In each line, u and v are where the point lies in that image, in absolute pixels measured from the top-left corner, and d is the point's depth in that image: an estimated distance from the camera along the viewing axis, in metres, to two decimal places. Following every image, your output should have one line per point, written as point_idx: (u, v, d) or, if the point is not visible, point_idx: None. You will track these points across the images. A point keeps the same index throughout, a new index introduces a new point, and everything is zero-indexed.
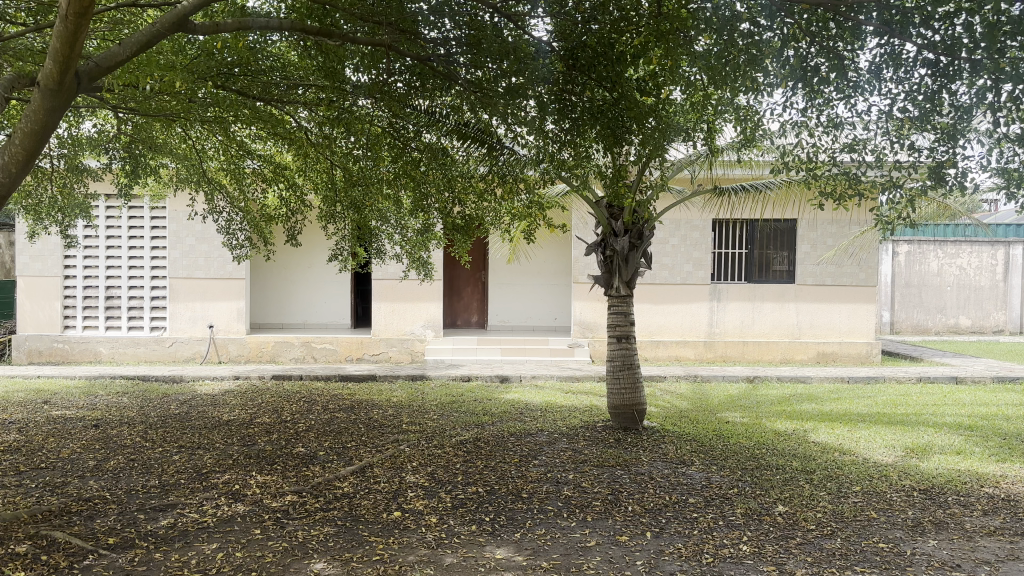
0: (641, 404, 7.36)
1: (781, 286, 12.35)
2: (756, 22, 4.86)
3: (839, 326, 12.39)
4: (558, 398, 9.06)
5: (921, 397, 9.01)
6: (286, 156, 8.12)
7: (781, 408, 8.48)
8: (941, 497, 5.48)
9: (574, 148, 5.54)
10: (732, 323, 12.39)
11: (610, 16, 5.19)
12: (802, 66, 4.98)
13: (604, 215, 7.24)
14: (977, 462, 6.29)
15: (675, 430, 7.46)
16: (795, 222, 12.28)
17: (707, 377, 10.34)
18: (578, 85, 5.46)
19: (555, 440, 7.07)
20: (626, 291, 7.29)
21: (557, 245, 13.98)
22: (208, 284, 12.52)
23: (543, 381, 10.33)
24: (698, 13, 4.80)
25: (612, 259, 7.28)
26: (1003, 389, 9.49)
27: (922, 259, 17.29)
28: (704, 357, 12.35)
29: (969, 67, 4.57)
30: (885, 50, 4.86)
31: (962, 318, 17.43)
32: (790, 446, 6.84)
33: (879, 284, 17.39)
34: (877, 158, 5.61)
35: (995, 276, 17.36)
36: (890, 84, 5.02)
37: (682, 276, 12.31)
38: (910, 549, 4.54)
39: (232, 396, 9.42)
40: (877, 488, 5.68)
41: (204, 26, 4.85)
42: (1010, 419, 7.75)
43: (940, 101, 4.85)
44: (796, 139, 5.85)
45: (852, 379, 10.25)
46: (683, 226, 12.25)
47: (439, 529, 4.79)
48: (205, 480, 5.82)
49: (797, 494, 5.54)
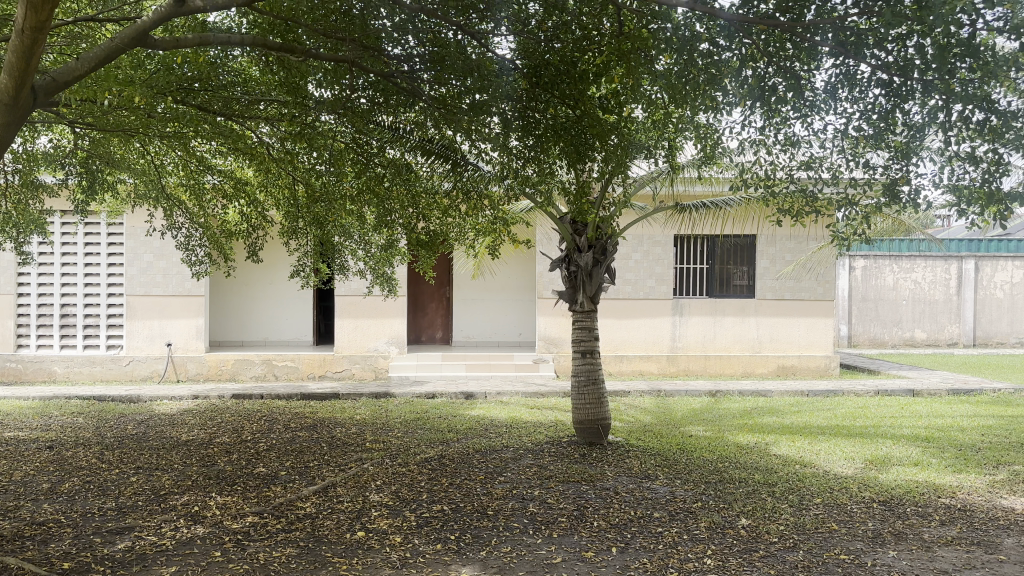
0: (605, 418, 7.36)
1: (741, 300, 12.52)
2: (716, 43, 4.98)
3: (798, 341, 12.58)
4: (523, 414, 9.04)
5: (878, 409, 9.17)
6: (248, 172, 8.01)
7: (743, 421, 8.56)
8: (899, 508, 5.58)
9: (538, 164, 5.57)
10: (694, 338, 12.51)
11: (572, 36, 5.32)
12: (761, 86, 5.07)
13: (569, 231, 7.29)
14: (934, 473, 6.42)
15: (639, 444, 7.49)
16: (753, 237, 12.48)
17: (670, 392, 10.40)
18: (541, 103, 5.45)
19: (520, 456, 7.05)
20: (590, 306, 7.33)
21: (521, 261, 14.03)
22: (167, 301, 12.31)
23: (508, 397, 10.31)
24: (658, 33, 4.90)
25: (576, 274, 7.31)
26: (957, 401, 9.70)
27: (877, 274, 17.69)
28: (667, 372, 12.45)
29: (921, 88, 4.71)
30: (840, 70, 4.95)
31: (918, 331, 17.78)
32: (753, 459, 6.90)
33: (837, 298, 17.73)
34: (833, 175, 5.71)
35: (949, 289, 17.81)
36: (845, 103, 5.14)
37: (644, 291, 12.42)
38: (870, 560, 4.60)
39: (192, 415, 9.24)
40: (838, 500, 5.76)
41: (165, 41, 4.79)
42: (965, 431, 7.92)
43: (893, 120, 4.97)
44: (755, 157, 5.98)
45: (811, 392, 10.39)
46: (645, 241, 12.37)
47: (404, 549, 4.74)
48: (164, 502, 5.68)
49: (759, 506, 5.60)
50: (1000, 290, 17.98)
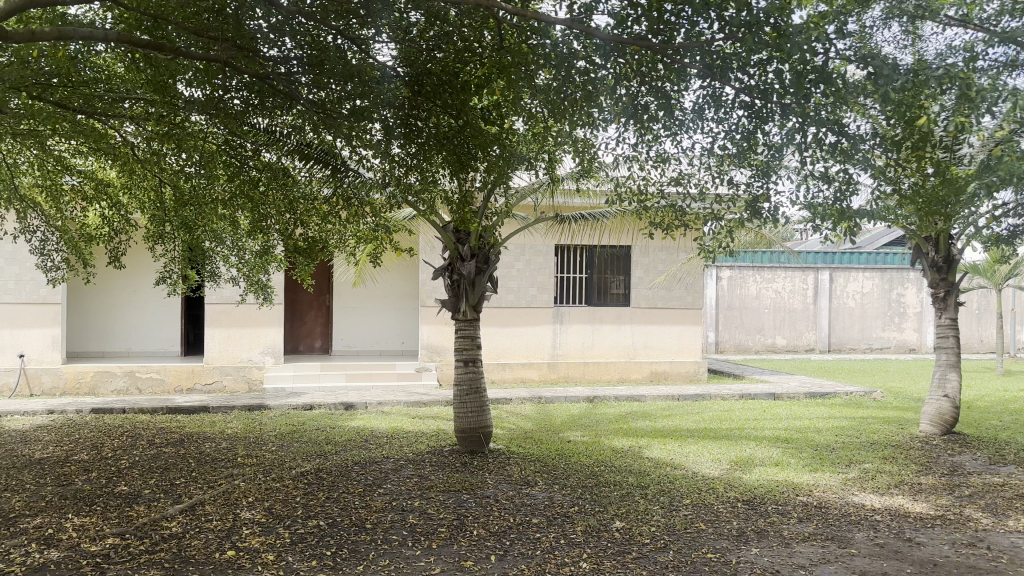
0: (486, 426, 7.39)
1: (618, 309, 12.91)
2: (592, 61, 5.12)
3: (671, 347, 13.11)
4: (403, 424, 8.96)
5: (743, 412, 9.68)
6: (110, 173, 7.55)
7: (619, 426, 8.83)
8: (761, 507, 5.90)
9: (421, 173, 5.54)
10: (574, 345, 12.80)
11: (454, 46, 5.33)
12: (633, 103, 5.28)
13: (451, 239, 7.29)
14: (792, 472, 6.83)
15: (519, 451, 7.57)
16: (629, 248, 12.91)
17: (550, 399, 10.58)
18: (423, 111, 5.41)
19: (400, 467, 6.98)
20: (472, 315, 7.35)
21: (403, 268, 13.91)
22: (18, 310, 11.41)
23: (389, 407, 10.18)
24: (537, 48, 5.10)
25: (458, 283, 7.32)
26: (814, 403, 10.38)
27: (742, 284, 18.68)
28: (548, 379, 12.68)
29: (780, 110, 4.99)
30: (707, 91, 5.23)
31: (778, 337, 18.98)
32: (627, 463, 7.13)
33: (706, 307, 18.57)
34: (700, 191, 6.00)
35: (806, 298, 19.06)
36: (712, 123, 5.41)
37: (526, 300, 12.58)
38: (735, 558, 4.84)
39: (45, 432, 8.59)
40: (705, 500, 6.03)
41: (15, 34, 4.44)
42: (820, 432, 8.48)
43: (755, 141, 5.27)
44: (628, 172, 6.20)
45: (682, 397, 10.84)
46: (527, 250, 12.52)
47: (278, 567, 4.58)
48: (11, 526, 5.24)
49: (632, 509, 5.79)
50: (851, 299, 19.30)
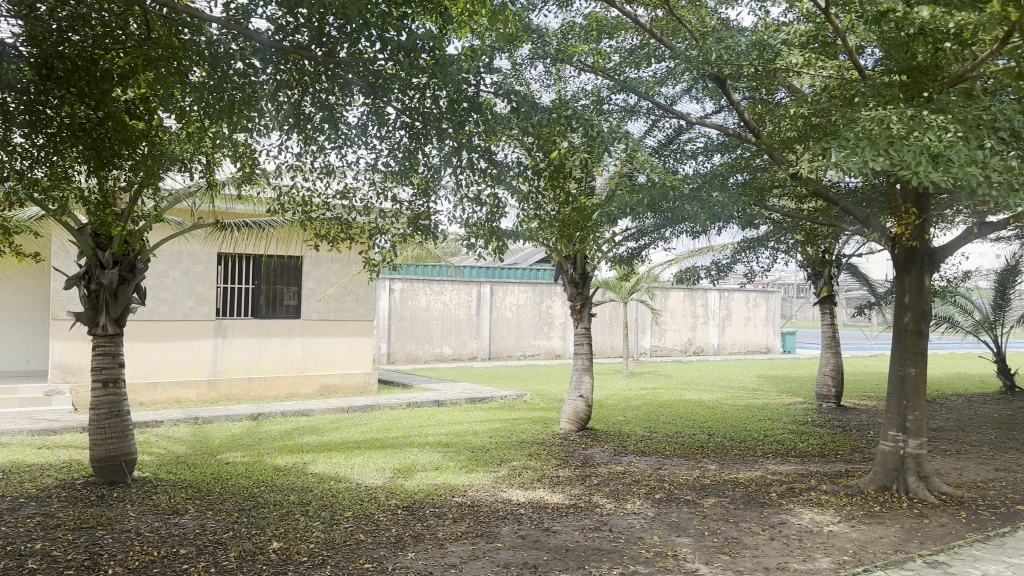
0: (130, 452, 6.69)
1: (287, 321, 12.58)
2: (251, 65, 4.92)
3: (339, 360, 13.14)
4: (25, 457, 7.73)
5: (408, 421, 10.01)
6: None
7: (282, 442, 8.57)
8: (419, 511, 6.13)
9: (50, 165, 5.02)
10: (238, 360, 12.16)
11: (93, 31, 4.73)
12: (297, 113, 5.19)
13: (89, 244, 6.48)
14: (449, 475, 7.22)
15: (170, 477, 6.97)
16: (298, 258, 12.63)
17: (210, 418, 9.90)
18: (53, 98, 4.76)
19: (16, 507, 6.00)
20: (114, 329, 6.61)
21: (30, 277, 12.06)
22: None
23: (7, 437, 8.71)
24: (190, 45, 4.77)
25: (97, 293, 6.54)
26: (473, 409, 11.11)
27: (413, 296, 19.31)
28: (209, 397, 11.88)
29: (436, 134, 5.24)
30: (369, 109, 5.33)
31: (445, 347, 19.95)
32: (289, 480, 6.95)
33: (377, 318, 18.80)
34: (365, 206, 6.11)
35: (470, 310, 20.35)
36: (375, 139, 5.54)
37: (185, 312, 11.63)
38: (391, 565, 4.95)
39: None
40: (366, 511, 6.10)
41: None
42: (477, 435, 9.09)
43: (415, 160, 5.51)
44: (293, 182, 6.06)
45: (351, 409, 10.87)
46: (186, 259, 11.56)
47: None
48: None
49: (292, 527, 5.64)
50: (508, 310, 21.05)
